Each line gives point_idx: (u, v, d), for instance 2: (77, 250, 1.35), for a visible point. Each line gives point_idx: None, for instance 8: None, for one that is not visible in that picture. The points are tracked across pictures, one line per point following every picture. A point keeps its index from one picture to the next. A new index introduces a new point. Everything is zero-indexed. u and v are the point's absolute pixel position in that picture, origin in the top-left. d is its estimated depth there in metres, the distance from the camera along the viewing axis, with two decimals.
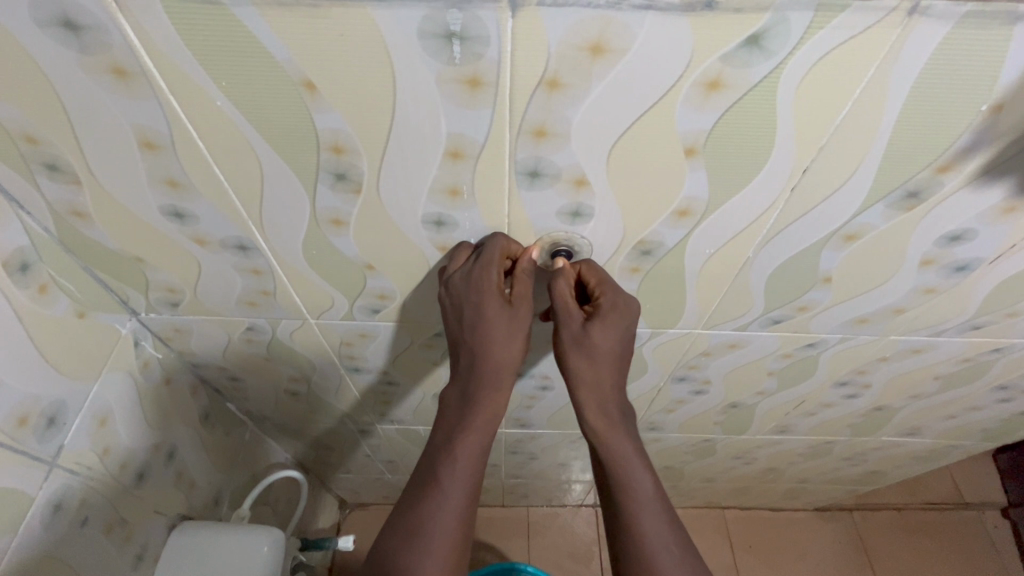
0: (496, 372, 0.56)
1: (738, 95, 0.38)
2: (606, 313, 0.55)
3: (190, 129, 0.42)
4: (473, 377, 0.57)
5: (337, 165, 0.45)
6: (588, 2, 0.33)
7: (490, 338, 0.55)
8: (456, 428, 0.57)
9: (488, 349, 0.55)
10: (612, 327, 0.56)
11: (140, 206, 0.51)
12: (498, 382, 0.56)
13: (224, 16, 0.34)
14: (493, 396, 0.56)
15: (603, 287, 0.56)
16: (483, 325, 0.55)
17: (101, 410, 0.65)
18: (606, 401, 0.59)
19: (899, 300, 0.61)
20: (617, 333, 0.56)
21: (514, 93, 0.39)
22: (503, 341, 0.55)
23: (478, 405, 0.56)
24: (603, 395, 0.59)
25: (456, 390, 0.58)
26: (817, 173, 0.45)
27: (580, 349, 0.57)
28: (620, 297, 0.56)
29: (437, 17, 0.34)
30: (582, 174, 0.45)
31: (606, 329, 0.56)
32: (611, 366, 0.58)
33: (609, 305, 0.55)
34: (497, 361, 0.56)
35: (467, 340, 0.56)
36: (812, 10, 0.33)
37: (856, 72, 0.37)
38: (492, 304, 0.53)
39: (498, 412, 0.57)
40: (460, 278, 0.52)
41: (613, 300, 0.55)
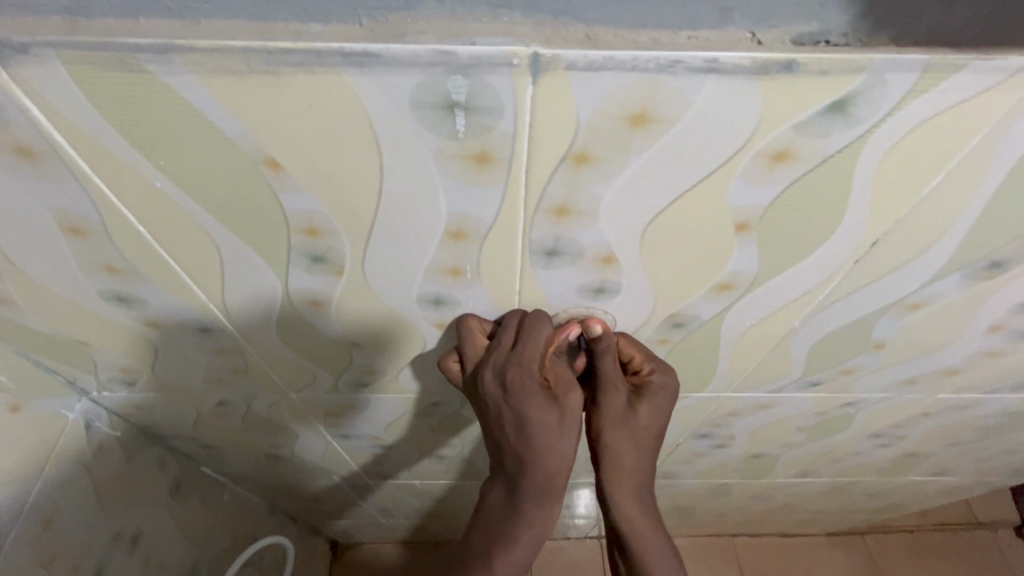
0: (549, 479, 0.47)
1: (808, 167, 0.31)
2: (654, 393, 0.48)
3: (126, 212, 0.34)
4: (520, 484, 0.48)
5: (313, 247, 0.37)
6: (633, 65, 0.25)
7: (545, 442, 0.46)
8: (495, 538, 0.48)
9: (537, 454, 0.46)
10: (656, 409, 0.49)
11: (76, 292, 0.42)
12: (551, 489, 0.48)
13: (154, 85, 0.26)
14: (543, 505, 0.48)
15: (650, 363, 0.49)
16: (528, 426, 0.46)
17: (46, 510, 0.56)
18: (633, 485, 0.51)
19: (957, 362, 0.54)
20: (661, 415, 0.50)
21: (533, 169, 0.31)
22: (555, 444, 0.46)
23: (526, 513, 0.48)
24: (631, 479, 0.50)
25: (498, 492, 0.49)
26: (888, 246, 0.38)
27: (618, 431, 0.49)
28: (671, 377, 0.49)
29: (435, 85, 0.26)
30: (610, 251, 0.38)
31: (651, 410, 0.49)
32: (644, 448, 0.50)
33: (658, 385, 0.49)
34: (552, 468, 0.47)
35: (512, 443, 0.47)
36: (918, 71, 0.26)
37: (958, 140, 0.30)
38: (534, 399, 0.46)
39: (548, 519, 0.49)
40: (494, 370, 0.44)
41: (663, 380, 0.49)
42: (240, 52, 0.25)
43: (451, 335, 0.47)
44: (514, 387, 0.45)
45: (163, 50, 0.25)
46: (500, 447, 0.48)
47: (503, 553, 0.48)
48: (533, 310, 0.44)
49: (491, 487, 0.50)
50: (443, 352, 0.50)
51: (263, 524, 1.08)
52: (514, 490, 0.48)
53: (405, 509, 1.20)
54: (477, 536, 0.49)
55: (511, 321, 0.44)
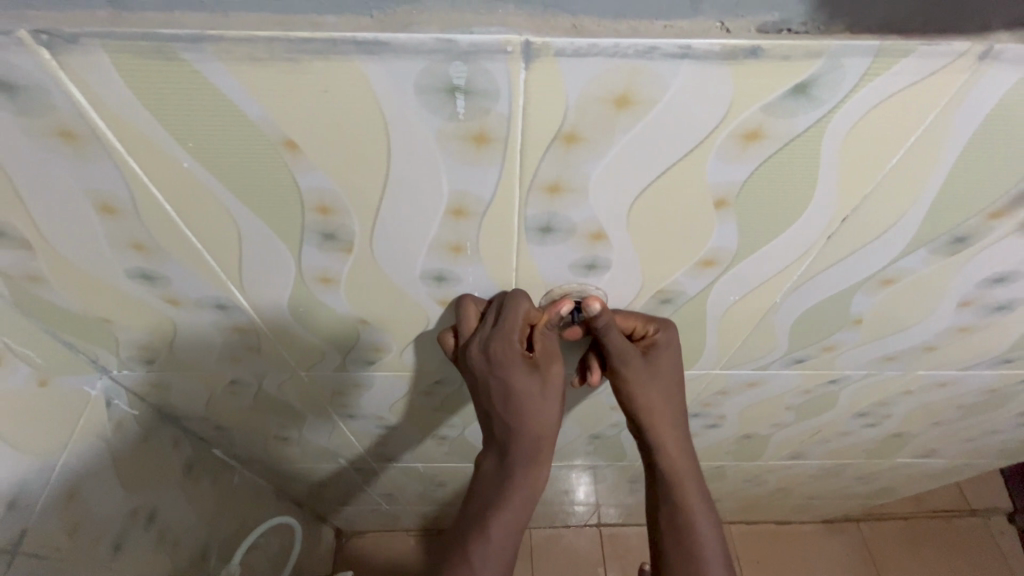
0: (536, 443, 0.51)
1: (777, 146, 0.34)
2: (663, 350, 0.52)
3: (155, 191, 0.37)
4: (511, 450, 0.51)
5: (325, 225, 0.40)
6: (615, 51, 0.28)
7: (529, 408, 0.50)
8: (490, 501, 0.51)
9: (523, 418, 0.50)
10: (672, 363, 0.53)
11: (104, 270, 0.45)
12: (539, 453, 0.51)
13: (184, 71, 0.29)
14: (532, 469, 0.51)
15: (651, 325, 0.51)
16: (513, 394, 0.50)
17: (69, 482, 0.59)
18: (669, 429, 0.56)
19: (932, 338, 0.57)
20: (677, 364, 0.53)
21: (527, 149, 0.34)
22: (539, 409, 0.50)
23: (516, 478, 0.51)
24: (667, 424, 0.56)
25: (490, 459, 0.53)
26: (858, 222, 0.41)
27: (646, 384, 0.54)
28: (673, 333, 0.52)
29: (438, 70, 0.29)
30: (600, 227, 0.41)
31: (670, 364, 0.53)
32: (671, 394, 0.55)
33: (665, 343, 0.51)
34: (537, 432, 0.51)
35: (500, 412, 0.51)
36: (871, 55, 0.29)
37: (913, 120, 0.33)
38: (517, 370, 0.49)
39: (538, 483, 0.52)
40: (479, 346, 0.47)
41: (666, 338, 0.51)
42: (264, 41, 0.28)
43: (452, 313, 0.50)
44: (499, 361, 0.48)
45: (196, 39, 0.28)
46: (489, 416, 0.52)
47: (496, 518, 0.50)
48: (511, 291, 0.47)
49: (485, 456, 0.54)
50: (442, 330, 0.53)
51: (271, 508, 1.11)
52: (505, 456, 0.51)
53: (409, 495, 1.23)
54: (473, 504, 0.52)
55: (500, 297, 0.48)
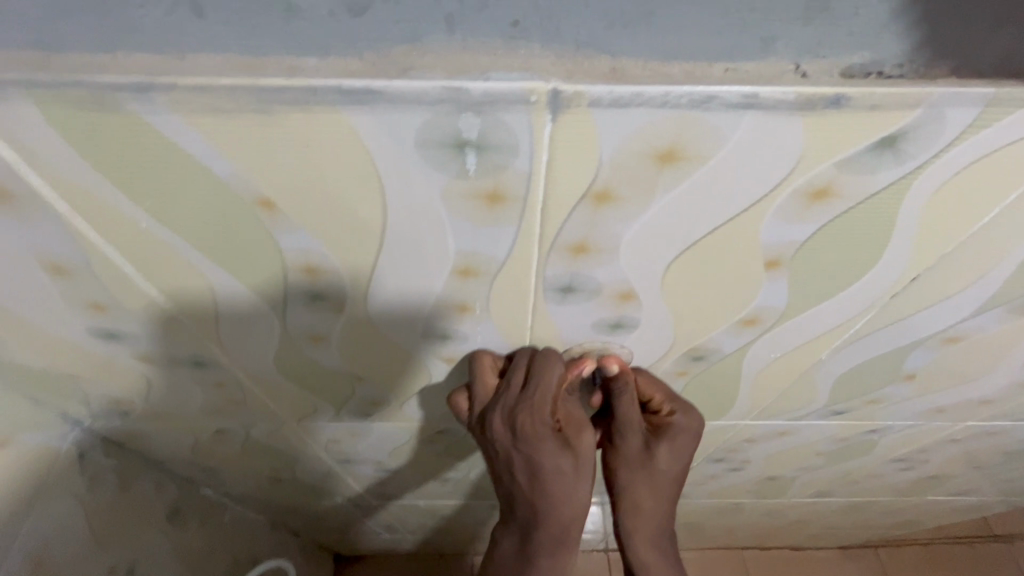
0: (564, 527, 0.46)
1: (849, 204, 0.28)
2: (674, 435, 0.47)
3: (110, 251, 0.32)
4: (535, 533, 0.46)
5: (311, 285, 0.35)
6: (663, 100, 0.23)
7: (559, 489, 0.44)
8: None
9: (552, 502, 0.45)
10: (679, 449, 0.48)
11: (63, 329, 0.40)
12: (567, 536, 0.46)
13: (133, 125, 0.24)
14: (558, 553, 0.47)
15: (670, 404, 0.47)
16: (540, 473, 0.44)
17: (37, 547, 0.54)
18: (650, 526, 0.50)
19: (991, 393, 0.52)
20: (683, 456, 0.48)
21: (549, 208, 0.28)
22: (570, 490, 0.44)
23: (540, 562, 0.47)
24: (649, 521, 0.50)
25: (512, 541, 0.47)
26: (930, 281, 0.35)
27: (636, 475, 0.48)
28: (694, 420, 0.47)
29: (444, 123, 0.24)
30: (629, 288, 0.35)
31: (673, 452, 0.47)
32: (664, 490, 0.49)
33: (680, 427, 0.47)
34: (567, 515, 0.45)
35: (524, 491, 0.45)
36: (980, 106, 0.23)
37: (1016, 176, 0.27)
38: (546, 445, 0.43)
39: (562, 568, 0.47)
40: (502, 413, 0.42)
41: (685, 422, 0.47)
42: (227, 91, 0.22)
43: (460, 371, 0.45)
44: (523, 430, 0.43)
45: (143, 88, 0.22)
46: (510, 492, 0.46)
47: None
48: (530, 347, 0.42)
49: (502, 535, 0.48)
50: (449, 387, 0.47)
51: (265, 543, 1.05)
52: (528, 539, 0.46)
53: (409, 526, 1.17)
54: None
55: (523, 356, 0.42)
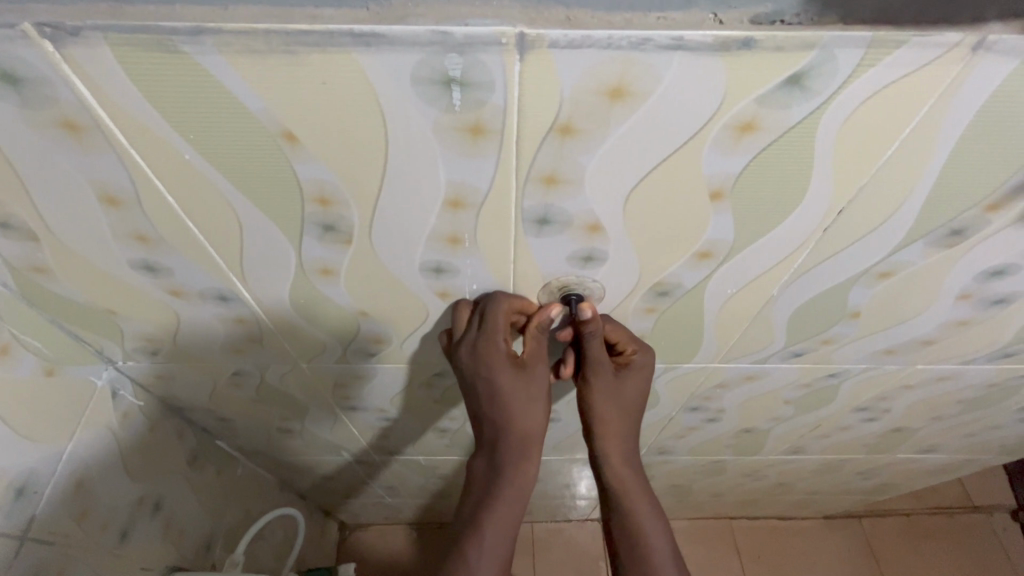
0: (524, 440, 0.53)
1: (772, 137, 0.34)
2: (635, 369, 0.54)
3: (157, 182, 0.38)
4: (501, 449, 0.53)
5: (324, 217, 0.41)
6: (608, 42, 0.29)
7: (516, 408, 0.52)
8: (483, 500, 0.54)
9: (512, 419, 0.52)
10: (641, 379, 0.55)
11: (108, 262, 0.46)
12: (527, 451, 0.53)
13: (187, 65, 0.30)
14: (522, 466, 0.53)
15: (632, 344, 0.54)
16: (500, 396, 0.51)
17: (76, 470, 0.61)
18: (623, 446, 0.57)
19: (931, 332, 0.58)
20: (644, 385, 0.56)
21: (523, 140, 0.34)
22: (526, 408, 0.52)
23: (506, 474, 0.53)
24: (620, 442, 0.56)
25: (483, 460, 0.55)
26: (854, 213, 0.41)
27: (608, 400, 0.55)
28: (649, 356, 0.54)
29: (434, 62, 0.30)
30: (596, 219, 0.41)
31: (637, 380, 0.55)
32: (629, 413, 0.56)
33: (640, 363, 0.54)
34: (525, 430, 0.53)
35: (488, 412, 0.53)
36: (863, 47, 0.29)
37: (906, 112, 0.33)
38: (504, 372, 0.50)
39: (526, 480, 0.54)
40: (467, 347, 0.50)
41: (643, 359, 0.54)
42: (263, 33, 0.28)
43: (450, 311, 0.52)
44: (484, 362, 0.50)
45: (196, 32, 0.28)
46: (479, 417, 0.54)
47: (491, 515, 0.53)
48: (496, 290, 0.49)
49: (476, 456, 0.56)
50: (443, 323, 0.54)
51: (275, 500, 1.12)
52: (494, 455, 0.53)
53: (411, 488, 1.24)
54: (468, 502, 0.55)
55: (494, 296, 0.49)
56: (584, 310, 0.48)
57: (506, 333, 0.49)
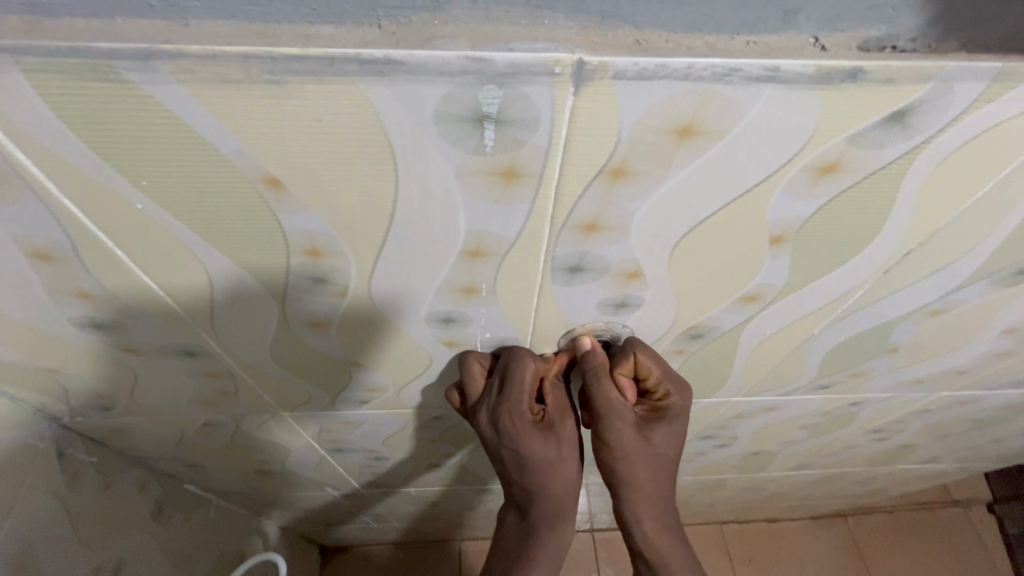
0: (558, 503, 0.48)
1: (855, 179, 0.29)
2: (671, 416, 0.47)
3: (100, 234, 0.30)
4: (532, 510, 0.49)
5: (314, 269, 0.34)
6: (687, 73, 0.23)
7: (548, 473, 0.47)
8: (516, 562, 0.50)
9: (544, 483, 0.47)
10: (672, 430, 0.48)
11: (44, 320, 0.38)
12: (562, 511, 0.49)
13: (131, 96, 0.22)
14: (557, 526, 0.49)
15: (667, 385, 0.46)
16: (528, 462, 0.47)
17: (18, 549, 0.52)
18: (654, 511, 0.51)
19: (967, 363, 0.54)
20: (677, 435, 0.49)
21: (565, 185, 0.28)
22: (556, 472, 0.47)
23: (541, 538, 0.49)
24: (652, 505, 0.51)
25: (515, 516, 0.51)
26: (921, 255, 0.36)
27: (631, 458, 0.48)
28: (687, 398, 0.47)
29: (464, 96, 0.23)
30: (637, 266, 0.35)
31: (667, 433, 0.48)
32: (659, 471, 0.50)
33: (675, 407, 0.47)
34: (559, 494, 0.48)
35: (518, 476, 0.48)
36: (988, 80, 0.24)
37: (1010, 151, 0.28)
38: (529, 437, 0.45)
39: (560, 545, 0.50)
40: (488, 413, 0.44)
41: (679, 402, 0.47)
42: (238, 60, 0.21)
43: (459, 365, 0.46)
44: (509, 428, 0.45)
45: (145, 56, 0.21)
46: (507, 479, 0.49)
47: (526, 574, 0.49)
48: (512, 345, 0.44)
49: (506, 511, 0.52)
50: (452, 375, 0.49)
51: (252, 538, 1.03)
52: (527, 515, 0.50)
53: (399, 514, 1.16)
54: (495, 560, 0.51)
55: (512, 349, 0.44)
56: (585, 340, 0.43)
57: (530, 394, 0.43)
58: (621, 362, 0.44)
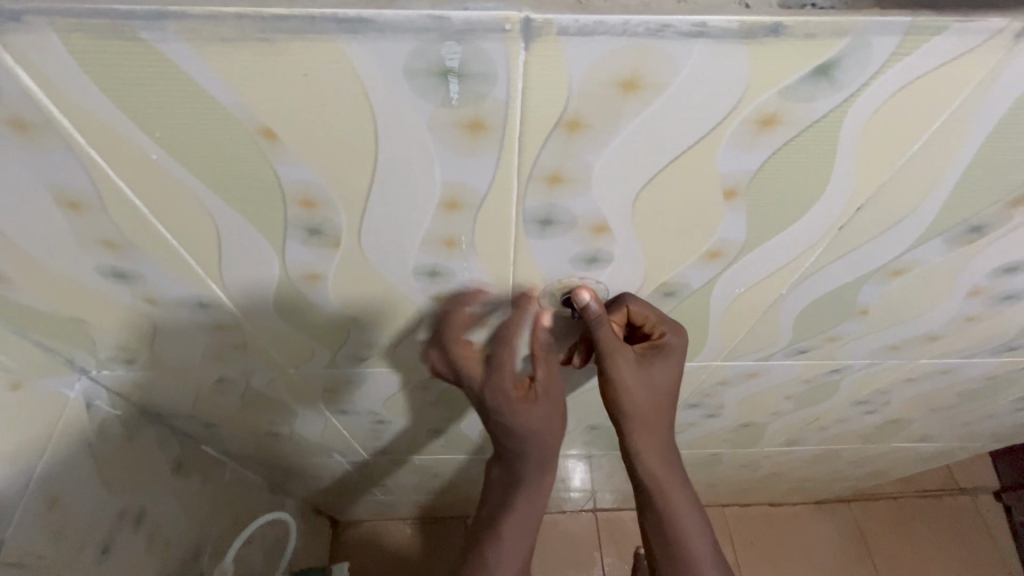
0: (539, 453, 0.55)
1: (794, 132, 0.32)
2: (669, 354, 0.50)
3: (120, 185, 0.34)
4: (518, 463, 0.56)
5: (309, 220, 0.38)
6: (623, 29, 0.26)
7: (532, 432, 0.54)
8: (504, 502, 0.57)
9: (529, 441, 0.54)
10: (670, 367, 0.51)
11: (73, 269, 0.43)
12: (544, 462, 0.56)
13: (145, 54, 0.26)
14: (540, 474, 0.56)
15: (662, 327, 0.49)
16: (516, 429, 0.54)
17: (51, 486, 0.57)
18: (654, 440, 0.55)
19: (938, 327, 0.56)
20: (675, 372, 0.52)
21: (526, 137, 0.31)
22: (540, 433, 0.54)
23: (523, 488, 0.56)
24: (653, 435, 0.54)
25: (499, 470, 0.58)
26: (871, 211, 0.39)
27: (632, 390, 0.51)
28: (683, 339, 0.50)
29: (429, 52, 0.27)
30: (602, 220, 0.38)
31: (664, 369, 0.51)
32: (658, 404, 0.53)
33: (672, 346, 0.50)
34: (541, 449, 0.55)
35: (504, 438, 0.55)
36: (900, 34, 0.27)
37: (938, 105, 0.31)
38: (518, 404, 0.52)
39: (545, 483, 0.57)
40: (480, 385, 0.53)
41: (675, 342, 0.50)
42: (234, 19, 0.25)
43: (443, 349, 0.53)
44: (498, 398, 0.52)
45: (156, 17, 0.25)
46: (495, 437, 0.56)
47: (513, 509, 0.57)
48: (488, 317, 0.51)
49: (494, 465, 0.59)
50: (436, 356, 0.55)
51: (266, 503, 1.09)
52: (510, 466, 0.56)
53: (405, 486, 1.21)
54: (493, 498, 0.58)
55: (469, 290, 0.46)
56: (582, 294, 0.45)
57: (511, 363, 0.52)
58: (614, 310, 0.48)
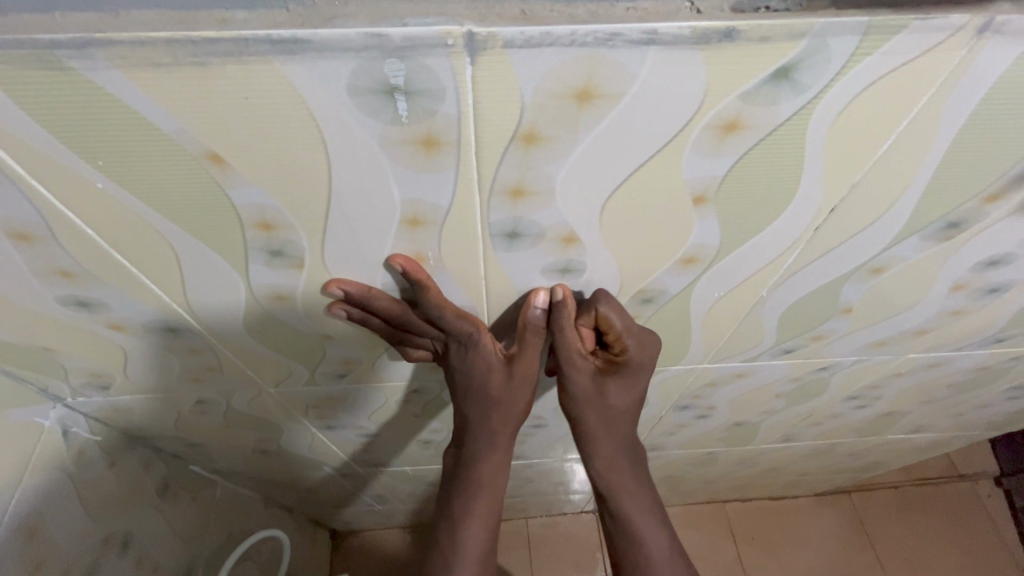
0: (493, 431, 0.53)
1: (759, 136, 0.31)
2: (631, 364, 0.50)
3: (70, 214, 0.33)
4: (471, 439, 0.53)
5: (269, 242, 0.37)
6: (571, 40, 0.25)
7: (487, 401, 0.51)
8: (460, 491, 0.54)
9: (488, 408, 0.51)
10: (630, 376, 0.51)
11: (33, 299, 0.41)
12: (499, 435, 0.53)
13: (76, 82, 0.25)
14: (495, 450, 0.53)
15: (627, 338, 0.48)
16: (471, 391, 0.50)
17: (28, 516, 0.56)
18: (613, 446, 0.56)
19: (924, 322, 0.55)
20: (637, 382, 0.52)
21: (483, 152, 0.30)
22: (499, 404, 0.51)
23: (474, 485, 0.54)
24: (613, 440, 0.55)
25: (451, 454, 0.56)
26: (846, 211, 0.38)
27: (590, 397, 0.52)
28: (648, 349, 0.49)
29: (373, 70, 0.26)
30: (571, 230, 0.37)
31: (624, 378, 0.51)
32: (618, 411, 0.54)
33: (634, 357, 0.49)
34: (497, 423, 0.52)
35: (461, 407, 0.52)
36: (859, 34, 0.26)
37: (904, 104, 0.30)
38: (485, 369, 0.49)
39: (502, 462, 0.54)
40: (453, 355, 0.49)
41: (638, 353, 0.49)
42: (163, 44, 0.24)
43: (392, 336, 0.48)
44: (471, 366, 0.49)
45: (83, 44, 0.24)
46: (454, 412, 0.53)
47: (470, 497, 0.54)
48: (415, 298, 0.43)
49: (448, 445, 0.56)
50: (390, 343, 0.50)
51: (260, 520, 1.07)
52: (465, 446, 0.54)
53: (400, 495, 1.20)
54: (452, 506, 0.54)
55: (396, 268, 0.39)
56: (558, 291, 0.43)
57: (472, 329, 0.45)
58: (582, 314, 0.46)
